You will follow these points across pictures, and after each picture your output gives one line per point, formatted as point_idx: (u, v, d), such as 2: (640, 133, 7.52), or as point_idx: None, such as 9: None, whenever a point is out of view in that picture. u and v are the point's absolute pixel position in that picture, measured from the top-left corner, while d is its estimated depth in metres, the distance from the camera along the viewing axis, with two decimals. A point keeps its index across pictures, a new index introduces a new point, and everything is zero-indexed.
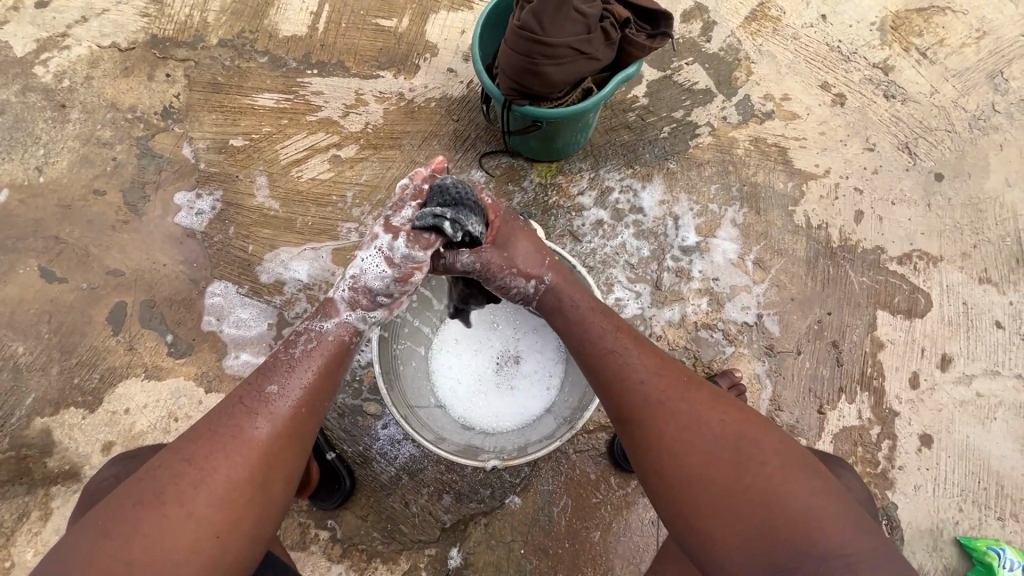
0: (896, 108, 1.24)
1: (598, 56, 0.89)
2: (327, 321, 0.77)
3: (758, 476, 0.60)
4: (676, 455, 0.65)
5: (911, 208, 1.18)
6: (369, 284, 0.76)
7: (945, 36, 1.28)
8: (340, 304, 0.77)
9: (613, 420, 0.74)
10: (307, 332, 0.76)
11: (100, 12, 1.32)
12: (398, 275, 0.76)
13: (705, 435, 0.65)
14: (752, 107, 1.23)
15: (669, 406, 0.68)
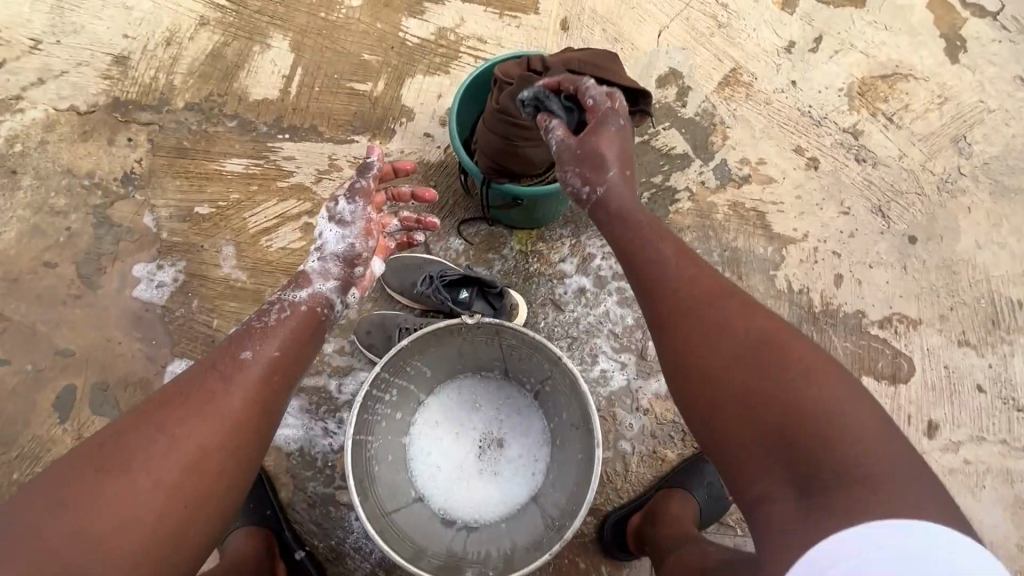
0: (867, 172, 1.26)
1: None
2: (301, 291, 0.81)
3: (789, 369, 0.56)
4: (711, 352, 0.62)
5: (888, 271, 1.19)
6: (335, 250, 0.86)
7: (909, 102, 1.32)
8: (313, 272, 0.83)
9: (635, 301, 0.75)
10: (283, 304, 0.78)
11: (58, 74, 1.26)
12: (354, 229, 0.87)
13: (800, 402, 0.54)
14: (729, 171, 1.24)
15: (706, 304, 0.66)
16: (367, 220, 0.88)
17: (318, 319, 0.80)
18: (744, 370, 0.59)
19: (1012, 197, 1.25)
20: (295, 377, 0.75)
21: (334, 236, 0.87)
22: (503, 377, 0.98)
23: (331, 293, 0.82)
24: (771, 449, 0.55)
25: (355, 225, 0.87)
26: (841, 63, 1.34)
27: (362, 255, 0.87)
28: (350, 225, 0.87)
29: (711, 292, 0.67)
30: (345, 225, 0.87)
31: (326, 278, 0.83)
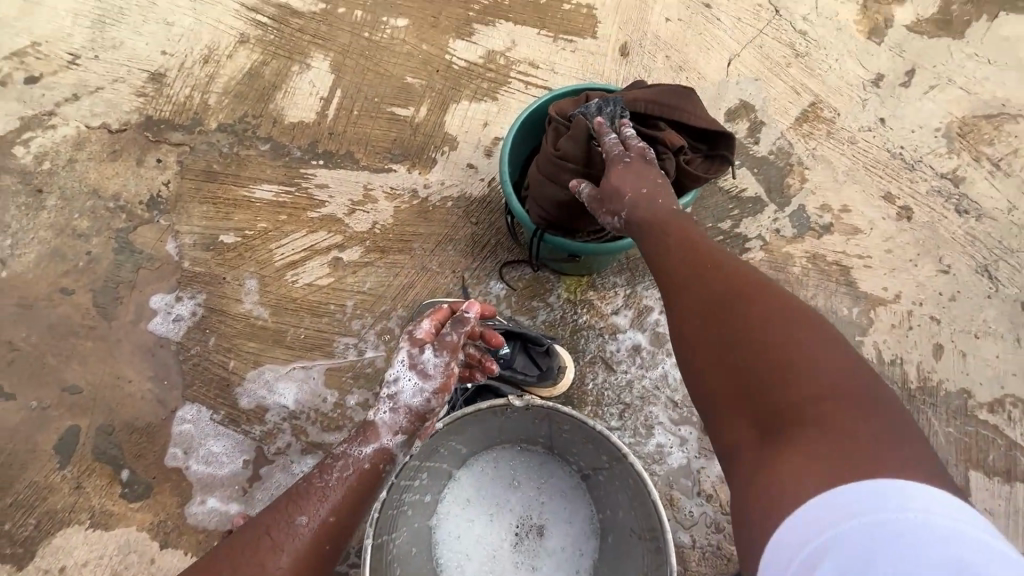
0: (970, 226, 1.10)
1: None
2: (365, 447, 0.69)
3: (812, 371, 0.48)
4: (731, 340, 0.54)
5: (997, 342, 1.02)
6: (409, 406, 0.70)
7: (1019, 147, 1.15)
8: (380, 429, 0.69)
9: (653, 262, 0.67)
10: (349, 462, 0.68)
11: (92, 90, 1.22)
12: (436, 386, 0.71)
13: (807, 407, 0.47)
14: (808, 218, 1.09)
15: (728, 288, 0.57)
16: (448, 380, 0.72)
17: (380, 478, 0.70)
18: (763, 368, 0.50)
19: None
20: (349, 537, 0.68)
21: (411, 391, 0.70)
22: (545, 452, 0.86)
23: (397, 456, 0.70)
24: (786, 447, 0.46)
25: (436, 384, 0.71)
26: (937, 100, 1.19)
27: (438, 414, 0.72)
28: (431, 382, 0.71)
29: (739, 276, 0.58)
30: (427, 377, 0.71)
31: (393, 434, 0.70)
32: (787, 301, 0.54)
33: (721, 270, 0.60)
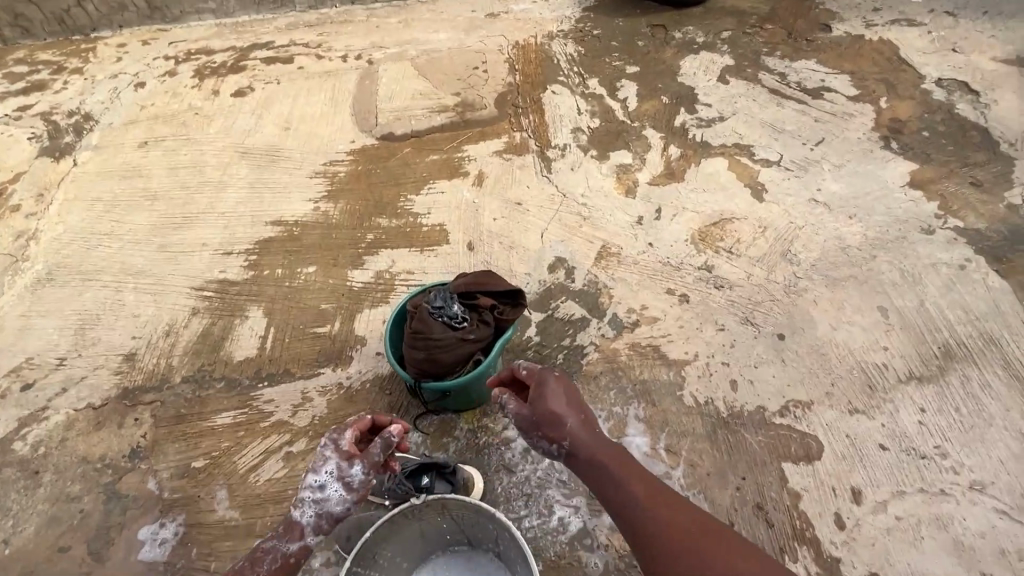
0: (727, 294, 1.59)
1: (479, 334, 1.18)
2: (291, 542, 1.08)
3: (710, 536, 0.86)
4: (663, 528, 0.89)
5: (771, 366, 1.44)
6: (332, 506, 1.09)
7: (739, 236, 1.72)
8: (304, 528, 1.08)
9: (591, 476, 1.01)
10: (277, 555, 1.06)
11: (78, 380, 1.57)
12: (356, 493, 1.09)
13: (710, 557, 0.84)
14: (621, 320, 1.55)
15: (649, 490, 0.95)
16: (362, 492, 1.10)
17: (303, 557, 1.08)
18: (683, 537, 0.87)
19: (843, 284, 1.58)
20: None
21: (335, 499, 1.08)
22: (470, 548, 1.11)
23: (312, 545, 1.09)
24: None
25: (356, 496, 1.09)
26: (680, 222, 1.78)
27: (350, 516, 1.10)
28: (351, 492, 1.09)
29: (653, 481, 0.97)
30: (349, 488, 1.09)
31: (316, 521, 1.08)
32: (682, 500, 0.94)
33: (635, 469, 0.99)
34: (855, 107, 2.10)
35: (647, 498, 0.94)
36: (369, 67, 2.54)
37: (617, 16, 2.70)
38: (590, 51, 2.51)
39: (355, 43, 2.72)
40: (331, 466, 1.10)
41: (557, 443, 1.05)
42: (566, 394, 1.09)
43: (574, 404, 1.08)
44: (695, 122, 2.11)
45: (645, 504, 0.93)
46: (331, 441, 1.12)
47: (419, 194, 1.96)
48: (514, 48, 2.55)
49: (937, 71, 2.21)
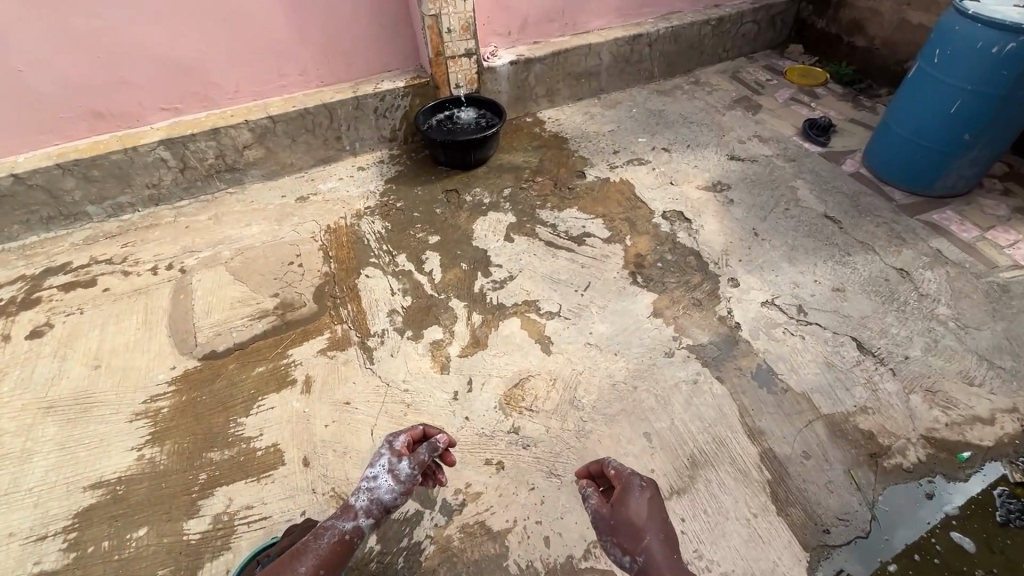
0: (533, 452, 1.92)
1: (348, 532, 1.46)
2: (347, 522, 1.47)
3: None
4: None
5: (573, 514, 1.76)
6: (382, 494, 1.53)
7: (536, 392, 2.08)
8: (358, 510, 1.50)
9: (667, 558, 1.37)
10: (334, 531, 1.44)
11: None
12: (394, 483, 1.54)
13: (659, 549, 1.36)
14: (450, 504, 1.79)
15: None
16: (406, 483, 1.55)
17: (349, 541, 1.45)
18: None
19: (617, 419, 1.99)
20: None
21: (386, 487, 1.53)
22: None
23: (363, 527, 1.49)
24: None
25: (400, 485, 1.54)
26: (489, 390, 2.10)
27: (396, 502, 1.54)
28: (397, 481, 1.54)
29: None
30: (395, 479, 1.54)
31: (365, 507, 1.51)
32: None
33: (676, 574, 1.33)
34: (610, 248, 2.66)
35: None
36: (182, 277, 2.60)
37: (416, 185, 3.09)
38: (396, 225, 2.85)
39: (164, 251, 2.75)
40: (385, 461, 1.59)
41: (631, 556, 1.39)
42: (640, 513, 1.44)
43: (642, 522, 1.43)
44: (490, 286, 2.50)
45: None
46: (388, 444, 1.62)
47: (250, 415, 2.06)
48: (326, 233, 2.79)
49: (662, 204, 2.89)
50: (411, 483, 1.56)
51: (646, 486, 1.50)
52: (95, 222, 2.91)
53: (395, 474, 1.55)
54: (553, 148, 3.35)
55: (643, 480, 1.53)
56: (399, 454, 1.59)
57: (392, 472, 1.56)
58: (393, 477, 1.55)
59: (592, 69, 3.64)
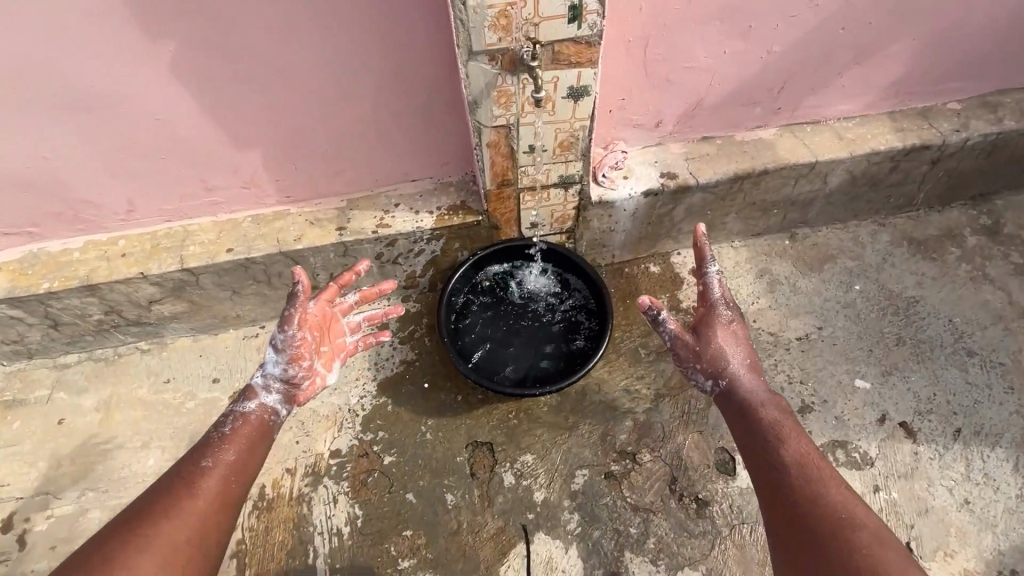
0: None
1: (279, 395, 1.37)
2: (249, 403, 1.35)
3: (856, 534, 1.07)
4: (834, 515, 1.11)
5: None
6: (275, 373, 1.36)
7: None
8: (259, 389, 1.36)
9: (794, 462, 1.23)
10: (236, 414, 1.32)
11: None
12: (288, 359, 1.35)
13: (775, 448, 1.27)
14: None
15: (811, 470, 1.21)
16: (299, 340, 1.34)
17: (266, 426, 1.34)
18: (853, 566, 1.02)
19: None
20: None
21: (276, 364, 1.35)
22: None
23: (271, 405, 1.37)
24: None
25: (287, 355, 1.35)
26: None
27: (292, 377, 1.37)
28: (284, 356, 1.35)
29: (810, 456, 1.24)
30: (281, 353, 1.34)
31: (268, 392, 1.37)
32: (829, 484, 1.18)
33: (792, 448, 1.26)
34: None
35: (810, 474, 1.20)
36: (14, 565, 1.57)
37: (427, 413, 1.77)
38: (370, 519, 1.61)
39: (8, 483, 1.70)
40: (278, 338, 1.32)
41: (714, 382, 1.42)
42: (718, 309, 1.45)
43: (728, 330, 1.43)
44: None
45: (805, 493, 1.17)
46: (276, 332, 1.31)
47: None
48: (253, 514, 1.62)
49: None
50: (298, 343, 1.35)
51: (734, 310, 1.45)
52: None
53: (273, 345, 1.36)
54: None
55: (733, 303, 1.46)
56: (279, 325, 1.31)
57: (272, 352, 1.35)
58: (285, 330, 1.31)
59: (798, 198, 1.91)
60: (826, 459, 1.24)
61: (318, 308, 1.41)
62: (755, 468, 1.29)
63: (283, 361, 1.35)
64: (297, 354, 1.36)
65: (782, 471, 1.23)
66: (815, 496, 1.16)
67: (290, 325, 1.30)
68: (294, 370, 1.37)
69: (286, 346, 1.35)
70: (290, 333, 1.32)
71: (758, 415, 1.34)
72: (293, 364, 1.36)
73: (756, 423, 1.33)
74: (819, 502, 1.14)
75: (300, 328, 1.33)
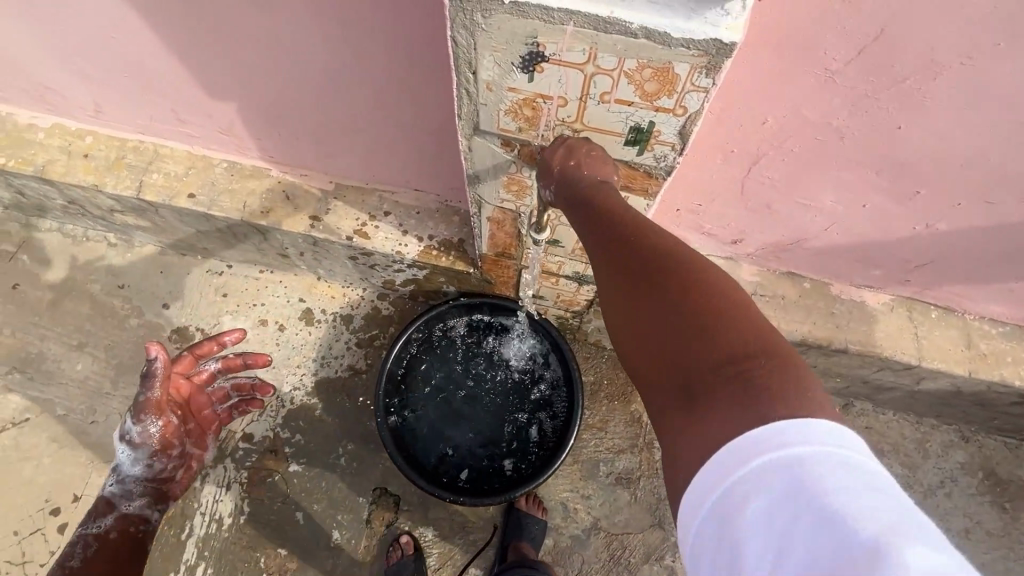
0: None
1: (143, 506, 1.35)
2: (106, 518, 1.32)
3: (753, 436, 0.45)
4: (714, 425, 0.48)
5: None
6: (136, 475, 1.34)
7: None
8: (117, 508, 1.33)
9: (673, 302, 0.56)
10: (102, 527, 1.30)
11: None
12: (150, 453, 1.31)
13: (642, 231, 0.63)
14: None
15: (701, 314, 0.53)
16: (161, 430, 1.29)
17: (137, 536, 1.33)
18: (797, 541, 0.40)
19: None
20: None
21: (130, 463, 1.32)
22: None
23: (139, 511, 1.35)
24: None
25: (146, 453, 1.31)
26: None
27: (156, 472, 1.35)
28: (141, 454, 1.31)
29: (689, 285, 0.56)
30: (137, 448, 1.30)
31: (133, 500, 1.35)
32: (719, 327, 0.52)
33: (666, 290, 0.57)
34: None
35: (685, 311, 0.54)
36: None
37: (350, 435, 1.62)
38: (253, 522, 1.53)
39: None
40: (129, 438, 1.30)
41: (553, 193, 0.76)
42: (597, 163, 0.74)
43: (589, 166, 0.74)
44: None
45: (689, 372, 0.52)
46: (126, 432, 1.29)
47: None
48: None
49: None
50: (161, 433, 1.30)
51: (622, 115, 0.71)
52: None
53: (128, 440, 1.30)
54: (640, 509, 1.56)
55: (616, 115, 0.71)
56: (130, 423, 1.28)
57: (129, 467, 1.32)
58: (133, 432, 1.28)
59: (874, 381, 1.46)
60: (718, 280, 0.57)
61: (179, 393, 1.36)
62: (609, 276, 0.63)
63: (136, 458, 1.31)
64: (164, 445, 1.32)
65: (636, 338, 0.59)
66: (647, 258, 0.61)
67: (146, 427, 1.27)
68: (159, 462, 1.33)
69: (133, 449, 1.30)
70: (144, 437, 1.28)
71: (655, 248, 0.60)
72: (153, 470, 1.34)
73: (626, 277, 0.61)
74: (698, 379, 0.51)
75: (161, 423, 1.29)
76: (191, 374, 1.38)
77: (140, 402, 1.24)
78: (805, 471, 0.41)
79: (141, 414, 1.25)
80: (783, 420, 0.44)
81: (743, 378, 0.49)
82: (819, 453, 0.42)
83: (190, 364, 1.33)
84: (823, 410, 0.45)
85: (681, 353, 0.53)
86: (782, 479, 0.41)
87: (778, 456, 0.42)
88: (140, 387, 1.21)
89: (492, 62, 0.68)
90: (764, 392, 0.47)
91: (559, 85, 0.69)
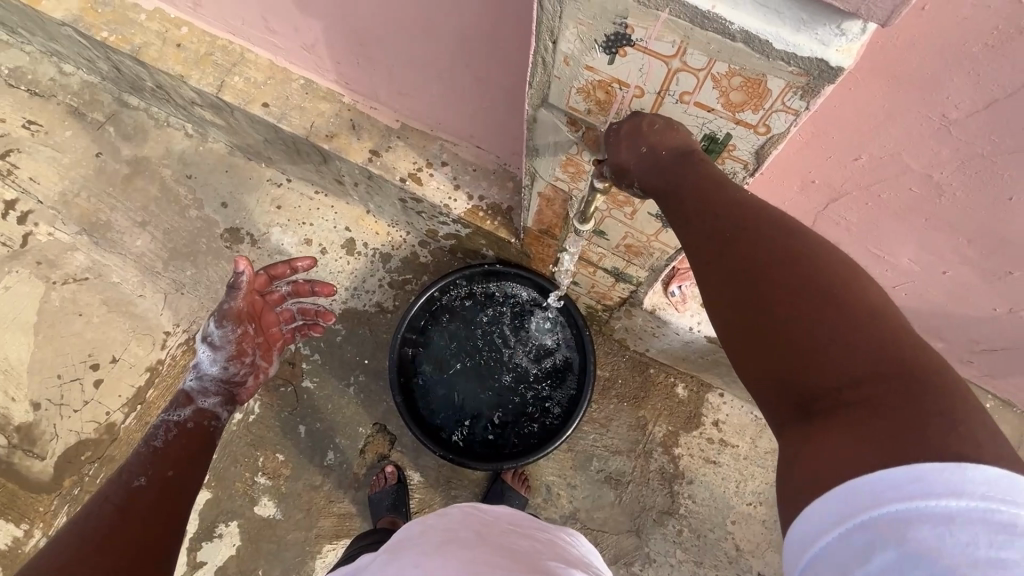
0: None
1: (216, 407, 1.31)
2: (182, 410, 1.26)
3: (888, 449, 0.48)
4: (847, 425, 0.51)
5: None
6: (215, 375, 1.31)
7: None
8: (192, 400, 1.29)
9: (788, 304, 0.57)
10: (172, 423, 1.23)
11: None
12: (227, 352, 1.31)
13: (772, 226, 0.61)
14: None
15: (814, 315, 0.55)
16: (238, 335, 1.30)
17: (209, 430, 1.28)
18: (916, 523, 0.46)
19: None
20: None
21: (211, 361, 1.30)
22: None
23: (211, 408, 1.30)
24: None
25: (226, 351, 1.30)
26: None
27: (232, 373, 1.33)
28: (223, 351, 1.30)
29: (800, 280, 0.57)
30: (218, 346, 1.29)
31: (207, 395, 1.30)
32: (840, 329, 0.54)
33: (780, 290, 0.58)
34: None
35: (800, 310, 0.56)
36: (9, 257, 1.74)
37: (364, 368, 1.68)
38: (259, 422, 1.63)
39: (37, 182, 1.79)
40: (210, 338, 1.29)
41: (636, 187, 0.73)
42: (683, 144, 0.68)
43: (676, 147, 0.67)
44: None
45: (812, 380, 0.54)
46: (209, 329, 1.28)
47: None
48: (183, 347, 1.70)
49: None
50: (237, 338, 1.31)
51: (706, 101, 0.65)
52: (8, 44, 1.85)
53: (208, 340, 1.30)
54: (621, 512, 1.56)
55: (692, 99, 0.65)
56: (210, 321, 1.28)
57: (205, 362, 1.30)
58: (213, 330, 1.28)
59: None
60: (819, 261, 0.58)
61: (257, 303, 1.36)
62: (721, 269, 0.62)
63: (213, 355, 1.30)
64: (239, 349, 1.32)
65: (746, 333, 0.60)
66: (748, 240, 0.61)
67: (228, 324, 1.27)
68: (232, 364, 1.33)
69: (213, 346, 1.29)
70: (223, 334, 1.28)
71: (770, 237, 0.60)
72: (230, 370, 1.33)
73: (739, 272, 0.61)
74: (823, 380, 0.54)
75: (240, 323, 1.29)
76: (265, 294, 1.41)
77: (230, 295, 1.23)
78: (997, 523, 0.44)
79: (224, 305, 1.25)
80: (940, 458, 0.46)
81: (882, 402, 0.50)
82: (985, 506, 0.44)
83: (264, 280, 1.37)
84: (973, 445, 0.46)
85: (809, 366, 0.55)
86: (929, 523, 0.45)
87: (964, 499, 0.45)
88: (232, 279, 1.19)
89: (574, 35, 0.64)
90: (914, 418, 0.49)
91: (638, 74, 0.65)
